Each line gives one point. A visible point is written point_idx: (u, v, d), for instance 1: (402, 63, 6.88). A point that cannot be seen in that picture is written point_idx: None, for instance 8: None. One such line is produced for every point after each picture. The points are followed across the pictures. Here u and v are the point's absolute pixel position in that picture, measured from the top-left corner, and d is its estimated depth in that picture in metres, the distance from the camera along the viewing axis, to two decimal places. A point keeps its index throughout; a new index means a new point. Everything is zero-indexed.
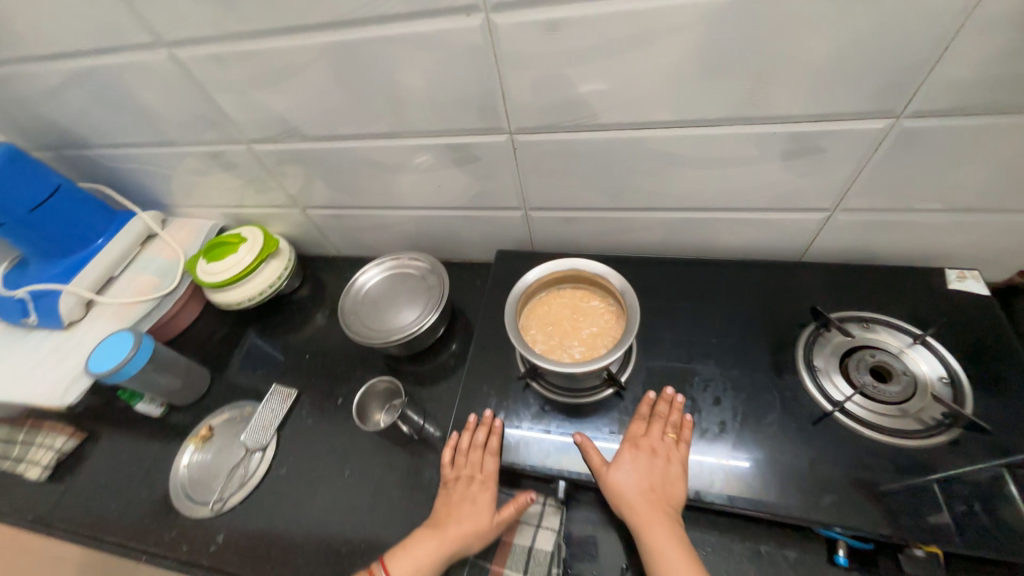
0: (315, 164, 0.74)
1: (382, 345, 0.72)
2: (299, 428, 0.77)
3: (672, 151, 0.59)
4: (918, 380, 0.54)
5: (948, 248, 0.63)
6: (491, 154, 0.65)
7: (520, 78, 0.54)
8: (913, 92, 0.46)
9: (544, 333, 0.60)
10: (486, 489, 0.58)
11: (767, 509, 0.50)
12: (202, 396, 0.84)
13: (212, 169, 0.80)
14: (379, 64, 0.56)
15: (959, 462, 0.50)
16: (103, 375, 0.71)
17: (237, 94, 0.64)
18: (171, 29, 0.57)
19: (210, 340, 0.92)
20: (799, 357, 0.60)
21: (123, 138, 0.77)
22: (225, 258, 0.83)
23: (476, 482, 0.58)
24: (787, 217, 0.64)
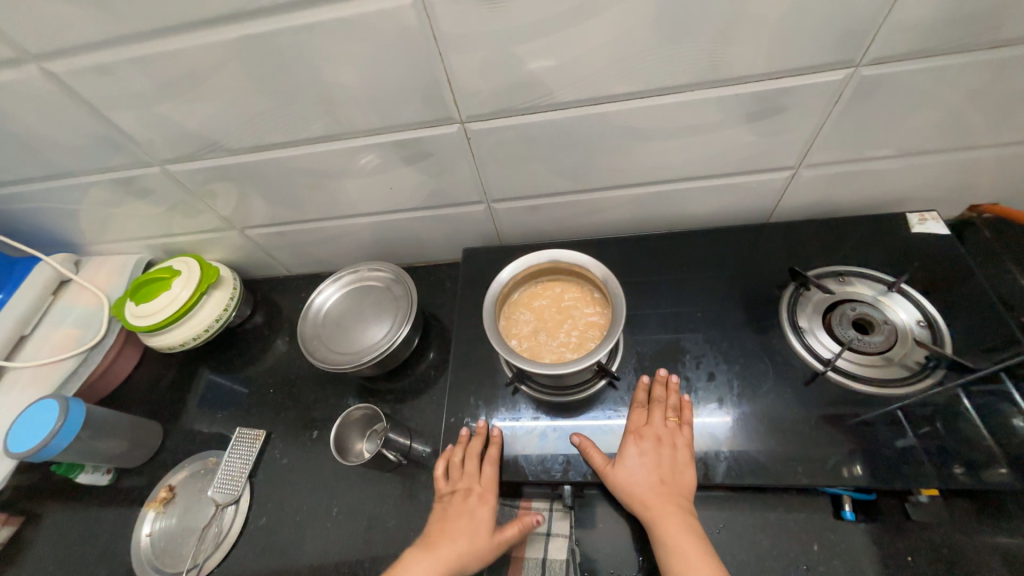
0: (246, 179, 0.66)
1: (353, 369, 0.66)
2: (273, 470, 0.70)
3: (635, 124, 0.55)
4: (898, 327, 0.55)
5: (907, 192, 0.64)
6: (443, 147, 0.59)
7: (466, 60, 0.48)
8: (872, 39, 0.45)
9: (528, 333, 0.56)
10: (483, 502, 0.53)
11: (775, 479, 0.50)
12: (157, 452, 0.76)
13: (125, 199, 0.70)
14: (303, 58, 0.49)
15: (946, 402, 0.51)
16: (24, 455, 0.61)
17: (137, 109, 0.55)
18: (37, 39, 0.47)
19: (156, 388, 0.82)
20: (783, 319, 0.59)
21: (5, 175, 0.65)
22: (157, 297, 0.73)
23: (472, 496, 0.53)
24: (755, 180, 0.63)
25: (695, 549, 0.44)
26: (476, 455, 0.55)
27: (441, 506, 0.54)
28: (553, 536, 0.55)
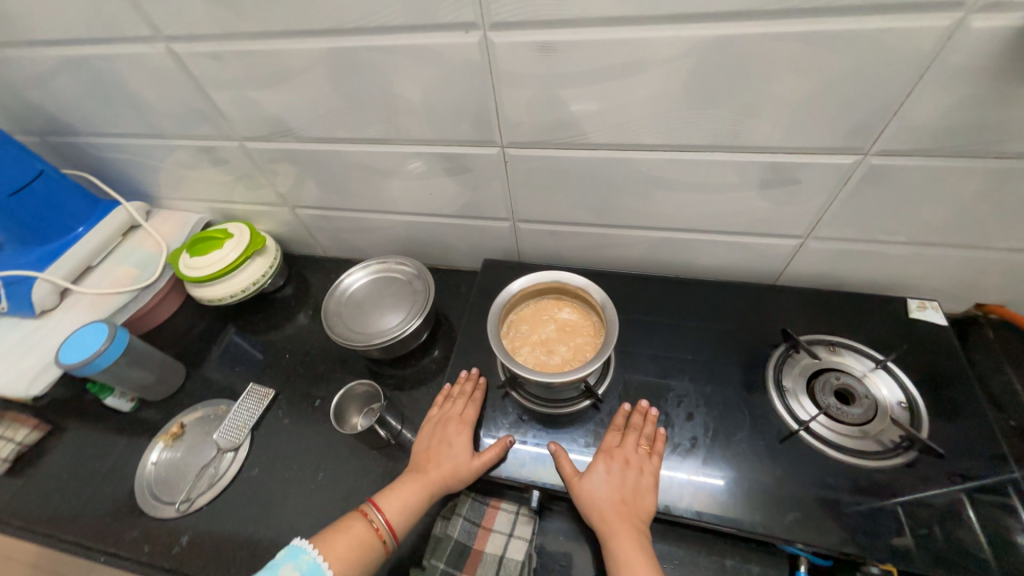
0: (307, 165, 0.74)
1: (364, 348, 0.72)
2: (273, 428, 0.76)
3: (657, 173, 0.61)
4: (879, 403, 0.57)
5: (911, 278, 0.67)
6: (483, 166, 0.66)
7: (516, 95, 0.55)
8: (880, 133, 0.50)
9: (526, 344, 0.61)
10: (463, 430, 0.60)
11: (733, 524, 0.52)
12: (176, 391, 0.83)
13: (202, 164, 0.80)
14: (378, 73, 0.57)
15: (913, 483, 0.52)
16: (71, 367, 0.68)
17: (233, 91, 0.64)
18: (170, 24, 0.57)
19: (188, 335, 0.90)
20: (769, 377, 0.62)
21: (111, 127, 0.76)
22: (209, 254, 0.82)
23: (454, 425, 0.61)
24: (764, 242, 0.67)
25: (643, 566, 0.48)
26: (456, 399, 0.64)
27: (428, 437, 0.62)
28: (514, 537, 0.58)
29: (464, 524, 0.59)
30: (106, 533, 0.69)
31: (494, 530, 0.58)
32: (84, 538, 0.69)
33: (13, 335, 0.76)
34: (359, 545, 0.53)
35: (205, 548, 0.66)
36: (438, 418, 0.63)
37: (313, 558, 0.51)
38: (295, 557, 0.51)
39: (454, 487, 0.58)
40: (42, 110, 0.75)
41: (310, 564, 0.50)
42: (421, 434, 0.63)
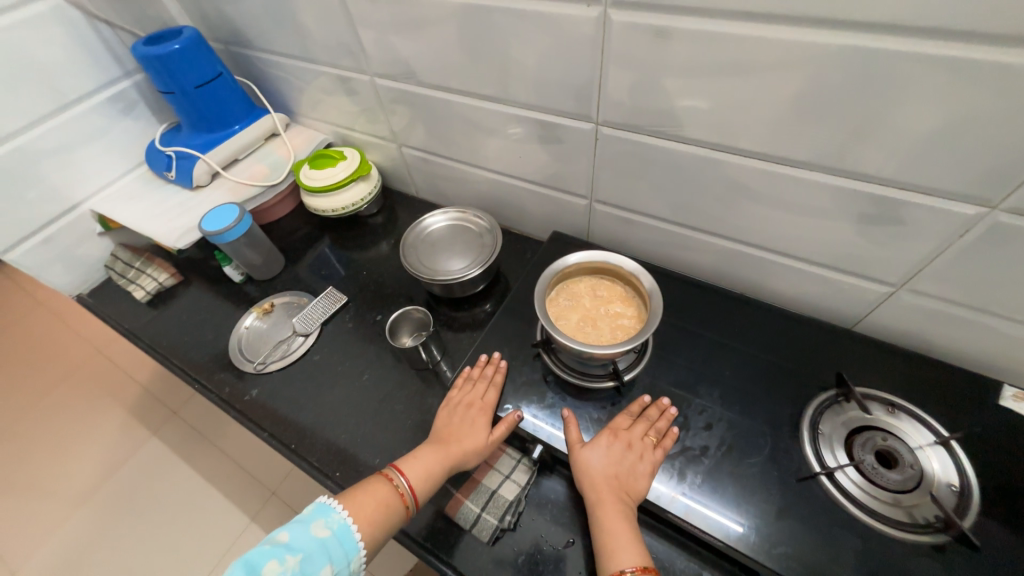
0: (420, 108, 0.82)
1: (427, 280, 0.81)
2: (338, 328, 0.88)
3: (745, 181, 0.59)
4: (924, 477, 0.52)
5: (1017, 364, 0.58)
6: (575, 140, 0.69)
7: (621, 75, 0.57)
8: (1016, 187, 0.44)
9: (569, 312, 0.64)
10: (483, 413, 0.64)
11: (719, 535, 0.52)
12: (274, 277, 0.99)
13: (337, 91, 0.92)
14: (500, 34, 0.61)
15: (934, 567, 0.48)
16: (207, 233, 0.85)
17: (376, 31, 0.73)
18: None
19: (293, 235, 1.06)
20: (806, 416, 0.59)
21: (277, 46, 0.90)
22: (324, 170, 0.95)
23: (474, 408, 0.65)
24: (847, 281, 0.63)
25: (627, 537, 0.51)
26: (478, 382, 0.67)
27: (449, 414, 0.66)
28: (509, 480, 0.63)
29: None
30: (203, 369, 0.86)
31: (493, 468, 0.65)
32: (187, 367, 0.87)
33: (174, 199, 0.96)
34: (385, 507, 0.57)
35: (267, 403, 0.80)
36: (460, 398, 0.67)
37: (343, 519, 0.55)
38: (326, 515, 0.56)
39: (470, 463, 0.62)
40: (231, 22, 0.91)
41: (339, 524, 0.55)
42: (442, 409, 0.67)
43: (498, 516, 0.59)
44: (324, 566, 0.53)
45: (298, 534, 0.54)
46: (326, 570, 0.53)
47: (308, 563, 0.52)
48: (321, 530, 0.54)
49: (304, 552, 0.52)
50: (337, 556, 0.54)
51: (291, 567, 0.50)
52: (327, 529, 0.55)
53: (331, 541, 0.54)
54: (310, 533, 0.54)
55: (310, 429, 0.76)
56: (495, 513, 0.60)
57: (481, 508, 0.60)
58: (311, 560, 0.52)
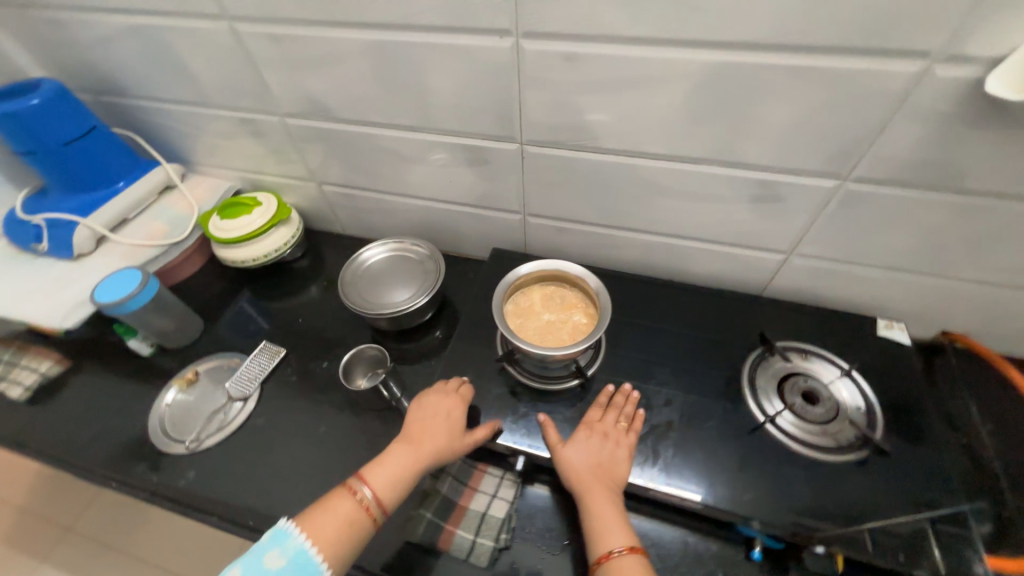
0: (339, 145, 0.81)
1: (373, 315, 0.78)
2: (280, 383, 0.81)
3: (658, 180, 0.67)
4: (840, 407, 0.63)
5: (882, 301, 0.72)
6: (502, 160, 0.72)
7: (537, 98, 0.62)
8: (856, 161, 0.56)
9: (527, 320, 0.66)
10: (456, 409, 0.63)
11: (698, 497, 0.57)
12: (191, 343, 0.88)
13: (241, 135, 0.87)
14: (416, 67, 0.63)
15: (864, 479, 0.57)
16: (104, 305, 0.74)
17: (281, 71, 0.71)
18: (235, 5, 0.64)
19: (206, 294, 0.96)
20: (744, 375, 0.67)
21: (162, 92, 0.83)
22: (238, 218, 0.88)
23: (446, 406, 0.63)
24: (751, 254, 0.73)
25: (615, 519, 0.54)
26: (449, 380, 0.66)
27: (419, 414, 0.64)
28: (497, 498, 0.62)
29: (452, 483, 0.64)
30: (117, 462, 0.74)
31: (478, 491, 0.63)
32: (96, 465, 0.74)
33: (50, 274, 0.82)
34: (358, 518, 0.54)
35: (210, 484, 0.71)
36: (429, 398, 0.65)
37: (300, 543, 0.51)
38: (280, 543, 0.51)
39: (444, 461, 0.61)
40: (101, 71, 0.82)
41: (297, 549, 0.51)
42: (411, 409, 0.65)
43: (493, 537, 0.59)
44: None
45: (251, 567, 0.49)
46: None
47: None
48: (275, 560, 0.50)
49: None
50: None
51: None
52: (283, 558, 0.50)
53: (287, 569, 0.50)
54: (264, 567, 0.49)
55: (268, 500, 0.69)
56: (490, 534, 0.59)
57: (475, 534, 0.59)
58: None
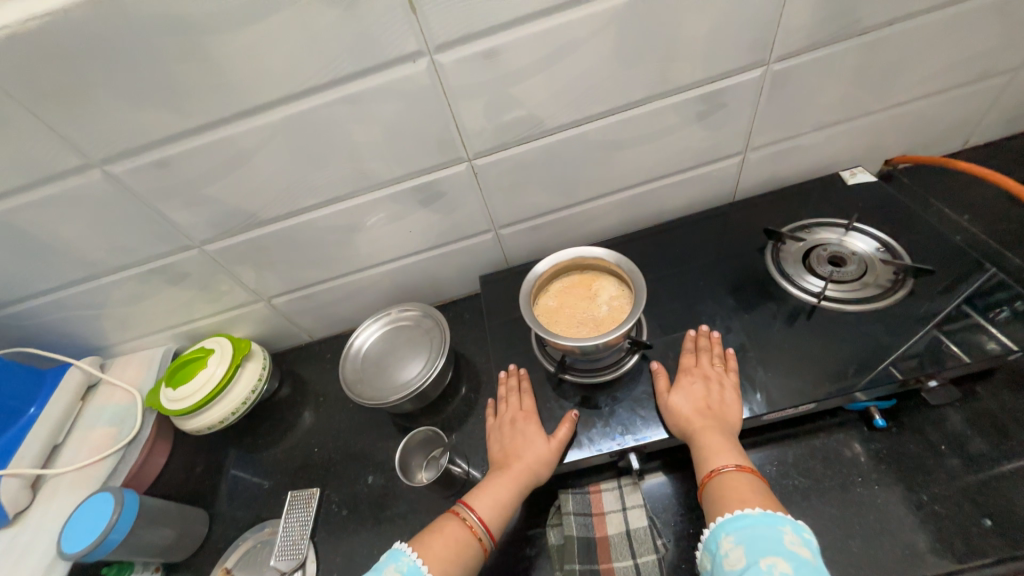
0: (278, 247, 0.72)
1: (398, 402, 0.70)
2: (334, 526, 0.69)
3: (610, 136, 0.67)
4: (864, 257, 0.66)
5: (834, 157, 0.78)
6: (456, 184, 0.69)
7: (471, 107, 0.59)
8: (774, 42, 0.60)
9: (563, 318, 0.62)
10: (530, 421, 0.61)
11: (811, 397, 0.56)
12: (204, 541, 0.73)
13: (158, 288, 0.74)
14: (336, 128, 0.58)
15: (924, 303, 0.60)
16: (79, 555, 0.58)
17: (184, 196, 0.62)
18: (104, 147, 0.55)
19: (192, 478, 0.80)
20: (772, 271, 0.69)
21: (44, 283, 0.69)
22: (194, 377, 0.75)
23: (519, 420, 0.62)
24: (714, 169, 0.76)
25: (725, 444, 0.51)
26: (512, 395, 0.65)
27: (500, 437, 0.62)
28: (630, 509, 0.57)
29: (578, 519, 0.57)
30: None
31: (607, 512, 0.57)
32: None
33: None
34: (455, 544, 0.51)
35: None
36: (502, 418, 0.64)
37: (412, 561, 0.49)
38: (396, 559, 0.49)
39: (537, 479, 0.56)
40: None
41: (410, 565, 0.49)
42: (492, 437, 0.63)
43: (652, 548, 0.53)
44: None
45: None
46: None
47: None
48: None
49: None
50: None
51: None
52: (399, 573, 0.48)
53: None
54: None
55: None
56: (647, 548, 0.54)
57: (633, 556, 0.53)
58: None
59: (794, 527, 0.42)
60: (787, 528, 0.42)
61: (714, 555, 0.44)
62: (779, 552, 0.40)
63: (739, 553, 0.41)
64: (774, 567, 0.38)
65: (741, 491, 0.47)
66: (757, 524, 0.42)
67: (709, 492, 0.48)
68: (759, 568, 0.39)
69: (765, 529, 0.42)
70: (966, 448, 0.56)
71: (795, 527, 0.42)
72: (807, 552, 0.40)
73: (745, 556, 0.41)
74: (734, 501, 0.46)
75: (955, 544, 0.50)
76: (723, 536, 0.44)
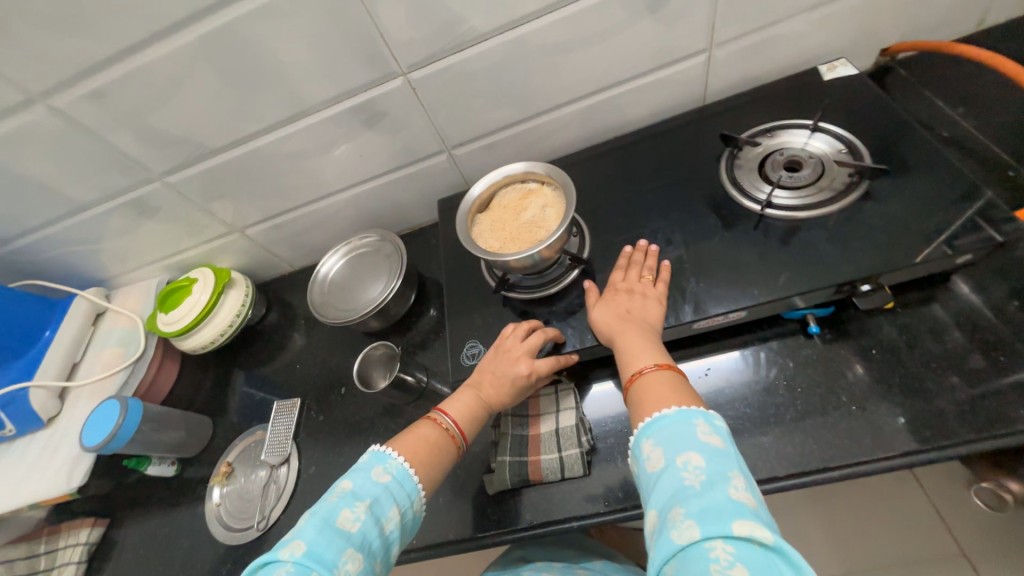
0: (236, 178, 0.74)
1: (360, 320, 0.74)
2: (314, 428, 0.79)
3: (553, 38, 0.62)
4: (824, 161, 0.62)
5: (816, 49, 0.70)
6: (397, 103, 0.67)
7: (392, 13, 0.56)
8: None
9: (498, 236, 0.62)
10: (530, 361, 0.58)
11: (740, 303, 0.56)
12: (210, 442, 0.84)
13: (136, 223, 0.79)
14: (258, 45, 0.57)
15: (878, 206, 0.56)
16: (97, 448, 0.69)
17: (130, 127, 0.63)
18: (39, 79, 0.56)
19: (199, 392, 0.91)
20: (725, 181, 0.66)
21: (32, 220, 0.75)
22: (182, 303, 0.82)
23: (520, 357, 0.58)
24: (677, 71, 0.70)
25: (644, 347, 0.52)
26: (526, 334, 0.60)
27: (495, 362, 0.60)
28: (562, 410, 0.61)
29: (514, 420, 0.62)
30: None
31: (542, 414, 0.62)
32: None
33: (31, 450, 0.75)
34: (434, 446, 0.55)
35: None
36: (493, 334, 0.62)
37: (400, 464, 0.51)
38: (384, 462, 0.51)
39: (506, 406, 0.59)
40: None
41: (398, 468, 0.51)
42: (487, 356, 0.60)
43: (576, 443, 0.58)
44: (393, 508, 0.48)
45: (361, 481, 0.49)
46: (396, 513, 0.49)
47: (377, 508, 0.48)
48: (382, 475, 0.50)
49: (371, 497, 0.48)
50: (403, 497, 0.50)
51: (364, 513, 0.46)
52: (388, 474, 0.50)
53: (395, 483, 0.50)
54: (371, 480, 0.49)
55: None
56: (572, 443, 0.58)
57: (558, 450, 0.58)
58: (380, 505, 0.48)
59: (706, 417, 0.42)
60: (700, 420, 0.41)
61: (637, 459, 0.43)
62: (693, 446, 0.40)
63: (658, 454, 0.41)
64: (689, 464, 0.39)
65: (659, 388, 0.47)
66: (673, 422, 0.42)
67: (631, 396, 0.48)
68: (676, 467, 0.39)
69: (680, 426, 0.41)
70: (902, 351, 0.55)
71: (706, 417, 0.42)
72: (718, 439, 0.40)
73: (663, 457, 0.41)
74: (655, 403, 0.45)
75: (868, 439, 0.51)
76: (643, 441, 0.43)
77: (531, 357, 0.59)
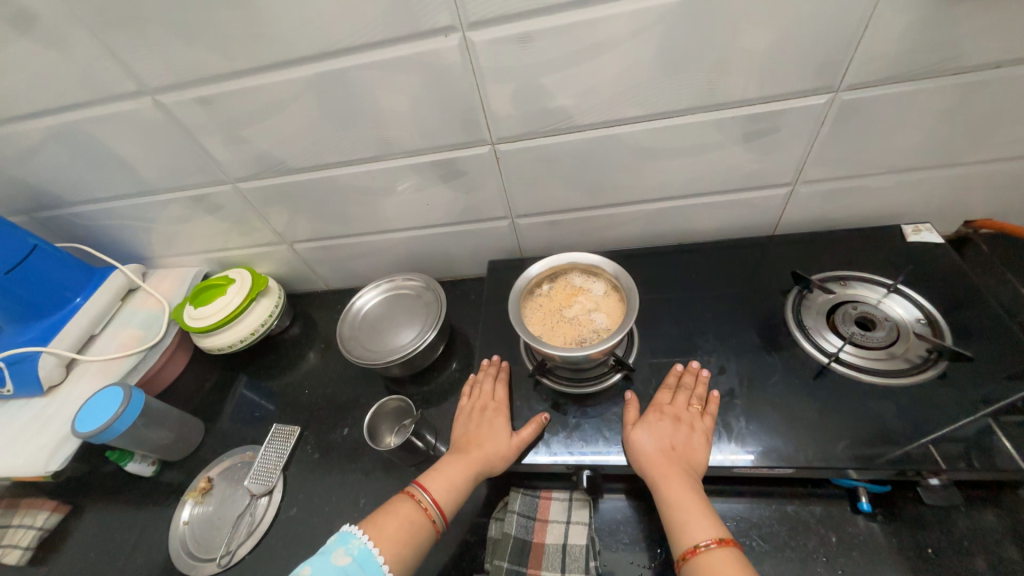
0: (303, 198, 0.75)
1: (383, 366, 0.72)
2: (306, 464, 0.74)
3: (644, 143, 0.63)
4: (899, 325, 0.60)
5: (900, 207, 0.70)
6: (476, 167, 0.68)
7: (498, 90, 0.58)
8: (847, 68, 0.53)
9: (548, 323, 0.60)
10: (498, 413, 0.61)
11: (792, 462, 0.51)
12: (197, 448, 0.80)
13: (196, 214, 0.80)
14: (364, 92, 0.59)
15: (953, 391, 0.53)
16: (88, 435, 0.66)
17: (221, 134, 0.65)
18: (155, 76, 0.59)
19: (200, 390, 0.88)
20: (790, 319, 0.64)
21: (101, 192, 0.77)
22: (214, 301, 0.82)
23: (490, 409, 0.62)
24: (756, 197, 0.70)
25: (697, 509, 0.47)
26: (487, 384, 0.65)
27: (464, 422, 0.62)
28: (573, 524, 0.57)
29: (520, 520, 0.57)
30: None
31: (551, 521, 0.57)
32: None
33: (22, 416, 0.73)
34: (409, 526, 0.52)
35: None
36: (472, 405, 0.64)
37: (363, 543, 0.49)
38: (346, 542, 0.49)
39: (494, 469, 0.57)
40: (33, 186, 0.76)
41: (360, 548, 0.49)
42: (457, 421, 0.63)
43: (582, 568, 0.53)
44: None
45: (319, 565, 0.47)
46: None
47: None
48: (342, 557, 0.48)
49: None
50: None
51: None
52: (349, 555, 0.48)
53: (354, 565, 0.47)
54: (330, 563, 0.47)
55: None
56: (578, 566, 0.53)
57: (561, 570, 0.53)
58: None
59: None
60: None
61: None
62: None
63: None
64: None
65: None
66: None
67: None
68: None
69: None
70: (960, 558, 0.50)
71: None
72: None
73: None
74: None
75: None
76: None
77: (503, 410, 0.62)
